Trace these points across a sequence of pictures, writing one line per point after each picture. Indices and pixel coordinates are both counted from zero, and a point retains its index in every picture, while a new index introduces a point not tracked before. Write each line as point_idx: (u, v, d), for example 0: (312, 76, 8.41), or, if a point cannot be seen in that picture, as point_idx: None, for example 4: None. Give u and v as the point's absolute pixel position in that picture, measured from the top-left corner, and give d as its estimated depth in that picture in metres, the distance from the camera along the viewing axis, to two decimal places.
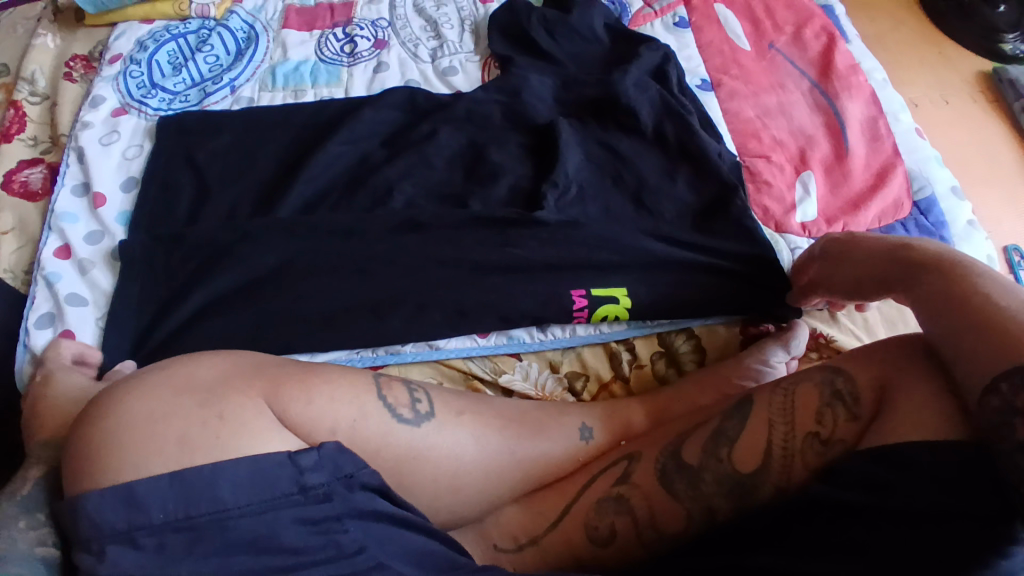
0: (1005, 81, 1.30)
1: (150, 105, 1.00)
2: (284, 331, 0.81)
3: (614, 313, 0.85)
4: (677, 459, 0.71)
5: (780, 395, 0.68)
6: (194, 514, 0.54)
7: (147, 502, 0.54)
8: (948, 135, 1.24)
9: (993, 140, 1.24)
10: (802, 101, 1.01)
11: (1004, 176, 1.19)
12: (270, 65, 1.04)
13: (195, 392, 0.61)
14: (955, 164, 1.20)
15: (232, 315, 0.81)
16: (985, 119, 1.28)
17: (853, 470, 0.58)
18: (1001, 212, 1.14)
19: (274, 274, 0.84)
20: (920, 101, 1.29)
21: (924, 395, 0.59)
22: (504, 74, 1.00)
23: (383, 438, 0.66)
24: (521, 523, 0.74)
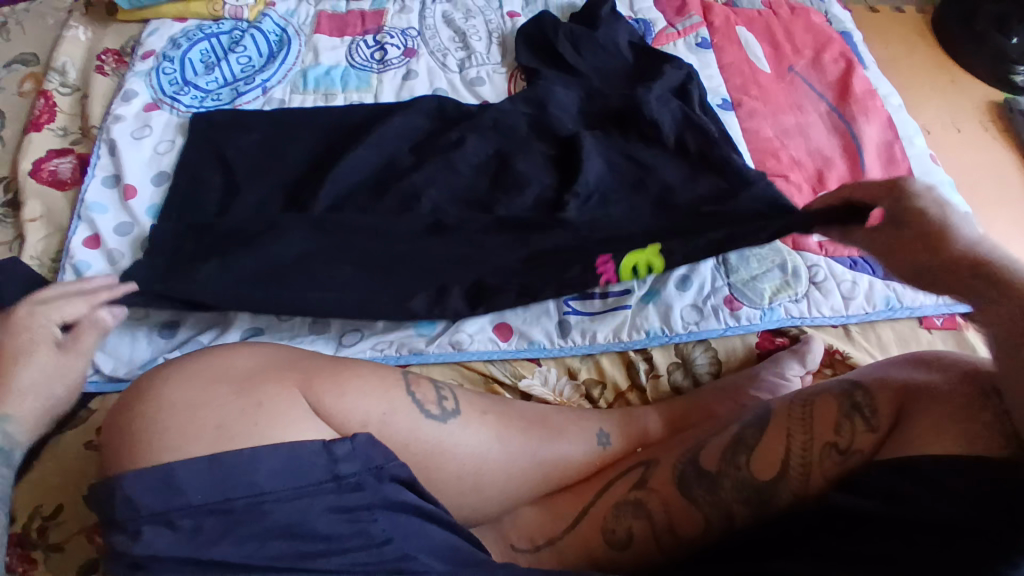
0: (1016, 111, 1.34)
1: (182, 101, 1.02)
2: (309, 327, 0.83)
3: (642, 261, 0.87)
4: (696, 466, 0.72)
5: (799, 407, 0.70)
6: (231, 497, 0.56)
7: (185, 485, 0.55)
8: (959, 161, 1.28)
9: (1003, 167, 1.27)
10: (820, 123, 1.04)
11: (1014, 202, 1.22)
12: (301, 69, 1.06)
13: (231, 381, 0.62)
14: (965, 188, 1.23)
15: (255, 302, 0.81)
16: (996, 147, 1.31)
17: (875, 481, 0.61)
18: (1011, 238, 1.17)
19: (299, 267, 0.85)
20: (932, 127, 1.32)
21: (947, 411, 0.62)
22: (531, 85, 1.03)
23: (412, 433, 0.67)
24: (538, 524, 0.75)
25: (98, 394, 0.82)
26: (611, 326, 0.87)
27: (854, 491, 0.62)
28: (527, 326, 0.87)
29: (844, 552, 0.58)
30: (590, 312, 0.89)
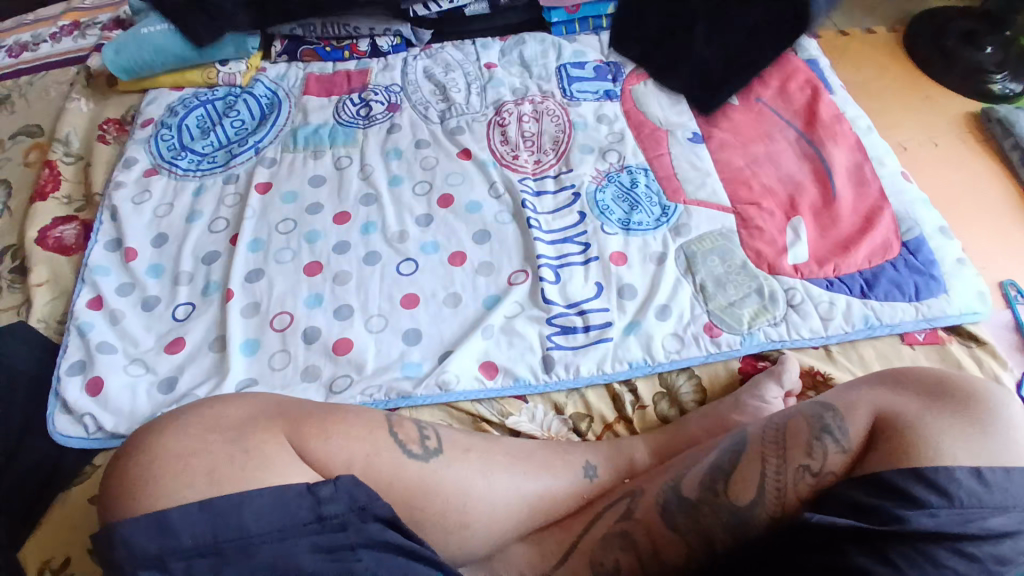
0: (993, 120, 1.36)
1: (180, 165, 1.08)
2: None
3: None
4: (678, 493, 0.73)
5: (773, 429, 0.71)
6: (220, 538, 0.58)
7: (178, 528, 0.58)
8: (938, 175, 1.30)
9: (983, 178, 1.29)
10: (790, 150, 1.07)
11: (996, 212, 1.24)
12: (291, 128, 1.12)
13: (223, 429, 0.66)
14: (946, 202, 1.25)
15: None
16: (974, 158, 1.33)
17: (848, 498, 0.63)
18: (995, 248, 1.18)
19: None
20: (907, 145, 1.35)
21: (926, 424, 0.64)
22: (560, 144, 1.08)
23: (395, 471, 0.70)
24: (529, 560, 0.77)
25: (102, 449, 0.85)
26: (594, 357, 0.90)
27: (827, 510, 0.64)
28: (512, 363, 0.89)
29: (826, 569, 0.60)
30: (573, 346, 0.91)
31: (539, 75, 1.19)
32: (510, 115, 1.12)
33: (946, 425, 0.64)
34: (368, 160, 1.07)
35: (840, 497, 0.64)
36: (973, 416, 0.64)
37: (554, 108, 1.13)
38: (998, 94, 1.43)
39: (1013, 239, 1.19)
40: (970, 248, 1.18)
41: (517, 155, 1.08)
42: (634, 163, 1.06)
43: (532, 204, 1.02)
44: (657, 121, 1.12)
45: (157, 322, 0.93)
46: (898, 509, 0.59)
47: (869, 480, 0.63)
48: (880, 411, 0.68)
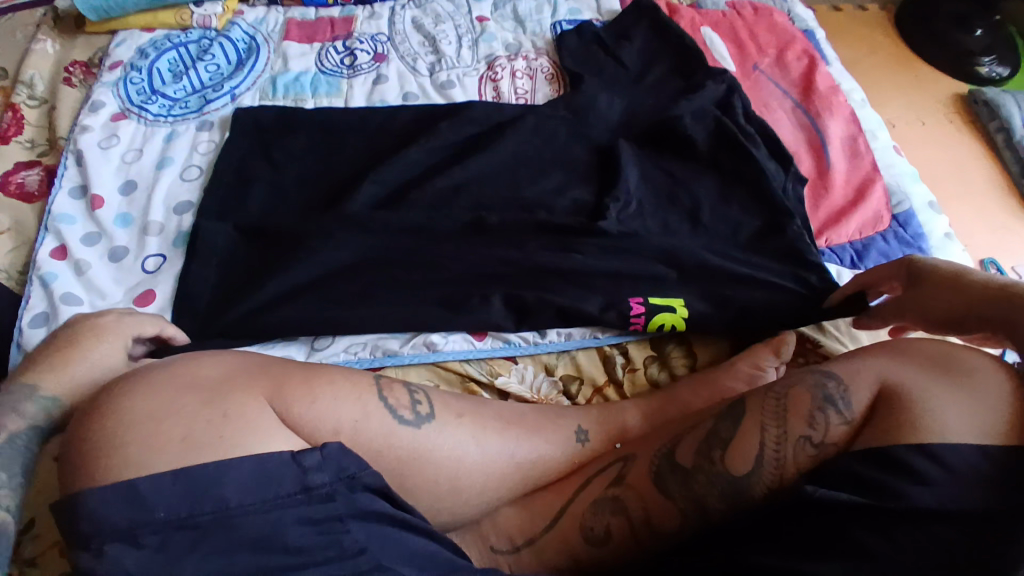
0: (980, 102, 1.37)
1: (150, 110, 1.01)
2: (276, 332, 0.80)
3: None
4: (672, 461, 0.73)
5: (773, 398, 0.71)
6: (196, 512, 0.56)
7: (152, 501, 0.56)
8: (926, 154, 1.30)
9: (969, 158, 1.30)
10: (787, 119, 1.05)
11: (980, 193, 1.25)
12: (270, 75, 1.06)
13: (199, 391, 0.64)
14: (932, 180, 1.26)
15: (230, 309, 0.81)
16: (960, 139, 1.33)
17: (851, 470, 0.64)
18: (976, 229, 1.20)
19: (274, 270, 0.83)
20: (896, 122, 1.35)
21: (934, 394, 0.65)
22: (573, 93, 1.02)
23: (386, 438, 0.68)
24: (518, 524, 0.75)
25: None
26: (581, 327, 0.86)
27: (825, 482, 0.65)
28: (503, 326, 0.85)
29: (822, 543, 0.61)
30: None
31: (532, 33, 1.14)
32: (503, 70, 1.08)
33: (947, 398, 0.64)
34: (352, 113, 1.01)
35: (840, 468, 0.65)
36: (972, 386, 0.65)
37: (548, 67, 1.09)
38: (985, 76, 1.44)
39: (994, 220, 1.21)
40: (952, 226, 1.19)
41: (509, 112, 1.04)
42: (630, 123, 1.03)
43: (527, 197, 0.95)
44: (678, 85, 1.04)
45: (126, 273, 0.86)
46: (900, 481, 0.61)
47: (870, 453, 0.64)
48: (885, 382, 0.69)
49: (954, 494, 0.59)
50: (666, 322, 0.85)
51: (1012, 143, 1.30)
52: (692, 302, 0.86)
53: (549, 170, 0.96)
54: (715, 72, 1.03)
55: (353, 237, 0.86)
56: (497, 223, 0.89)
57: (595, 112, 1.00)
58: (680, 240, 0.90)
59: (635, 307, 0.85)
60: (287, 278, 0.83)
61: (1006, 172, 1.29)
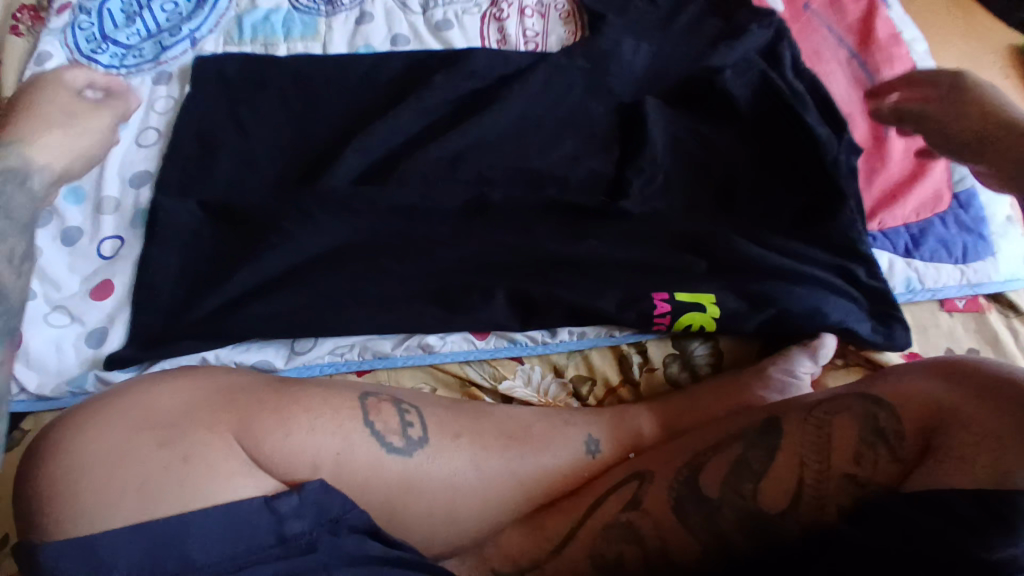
0: None
1: (100, 62, 0.85)
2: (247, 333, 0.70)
3: None
4: (695, 488, 0.66)
5: (813, 427, 0.64)
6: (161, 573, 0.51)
7: (109, 563, 0.50)
8: None
9: None
10: (841, 73, 0.90)
11: None
12: (235, 13, 0.90)
13: (158, 426, 0.57)
14: None
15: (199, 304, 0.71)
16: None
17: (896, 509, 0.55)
18: None
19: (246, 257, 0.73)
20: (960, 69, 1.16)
21: (994, 423, 0.56)
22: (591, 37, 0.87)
23: (372, 471, 0.62)
24: (521, 547, 0.69)
25: (27, 414, 0.70)
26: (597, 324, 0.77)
27: (864, 525, 0.56)
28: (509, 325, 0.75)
29: None
30: None
31: None
32: (509, 7, 0.91)
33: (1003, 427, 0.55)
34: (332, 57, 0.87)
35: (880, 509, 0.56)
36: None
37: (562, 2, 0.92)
38: None
39: None
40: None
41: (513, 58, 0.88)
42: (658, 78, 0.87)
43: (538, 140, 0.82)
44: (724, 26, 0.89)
45: (82, 259, 0.76)
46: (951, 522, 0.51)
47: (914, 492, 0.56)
48: (943, 412, 0.60)
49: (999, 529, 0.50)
50: (693, 322, 0.74)
51: None
52: (727, 300, 0.74)
53: (561, 135, 0.83)
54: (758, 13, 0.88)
55: (336, 219, 0.75)
56: (499, 203, 0.77)
57: (615, 62, 0.86)
58: (711, 221, 0.79)
59: (659, 305, 0.74)
60: (259, 266, 0.72)
61: None
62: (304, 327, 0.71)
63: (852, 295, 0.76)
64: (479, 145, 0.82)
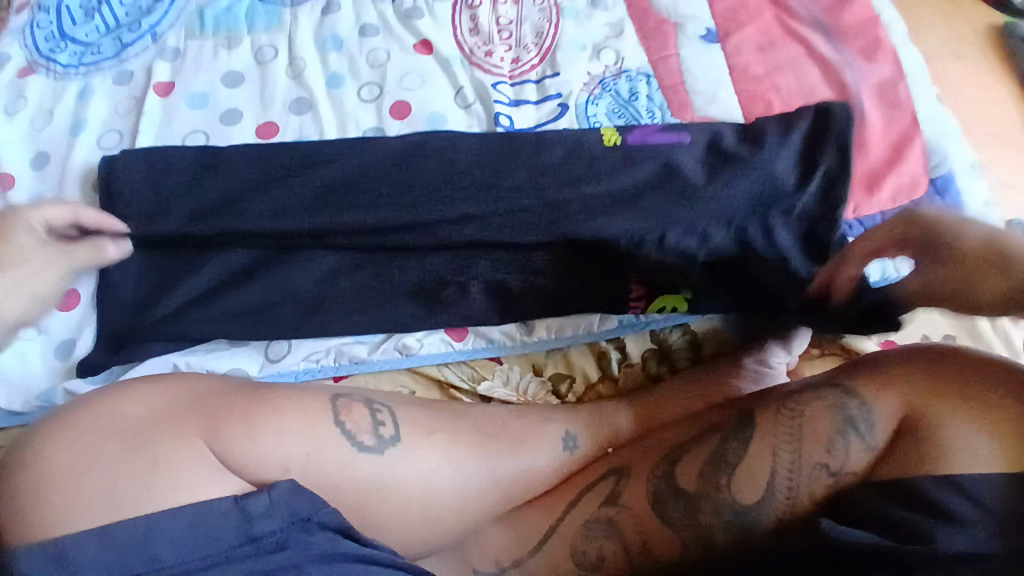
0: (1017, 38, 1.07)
1: (59, 61, 0.80)
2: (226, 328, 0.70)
3: None
4: (671, 484, 0.66)
5: (787, 417, 0.64)
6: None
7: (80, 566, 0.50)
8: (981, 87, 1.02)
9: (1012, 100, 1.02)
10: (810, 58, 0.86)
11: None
12: (197, 6, 0.83)
13: (123, 434, 0.56)
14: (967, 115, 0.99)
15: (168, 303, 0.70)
16: (1000, 76, 1.04)
17: (878, 510, 0.57)
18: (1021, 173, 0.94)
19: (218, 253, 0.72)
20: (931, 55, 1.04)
21: (949, 422, 0.58)
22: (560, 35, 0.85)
23: (343, 471, 0.61)
24: (504, 544, 0.69)
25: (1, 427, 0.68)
26: (578, 318, 0.77)
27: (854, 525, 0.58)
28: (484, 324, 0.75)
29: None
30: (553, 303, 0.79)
31: None
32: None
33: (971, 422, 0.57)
34: (302, 77, 0.80)
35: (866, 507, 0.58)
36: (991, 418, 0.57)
37: None
38: None
39: None
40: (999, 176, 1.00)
41: (492, 52, 0.83)
42: (633, 67, 0.84)
43: (508, 118, 0.80)
44: (664, 11, 0.87)
45: None
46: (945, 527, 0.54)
47: (893, 488, 0.58)
48: (904, 393, 0.61)
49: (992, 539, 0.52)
50: (667, 304, 0.78)
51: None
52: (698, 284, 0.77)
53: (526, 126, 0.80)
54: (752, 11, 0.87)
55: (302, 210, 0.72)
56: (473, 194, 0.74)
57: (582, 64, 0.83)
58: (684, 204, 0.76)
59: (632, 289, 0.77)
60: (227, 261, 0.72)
61: None
62: (276, 323, 0.71)
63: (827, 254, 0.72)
64: (436, 137, 0.77)
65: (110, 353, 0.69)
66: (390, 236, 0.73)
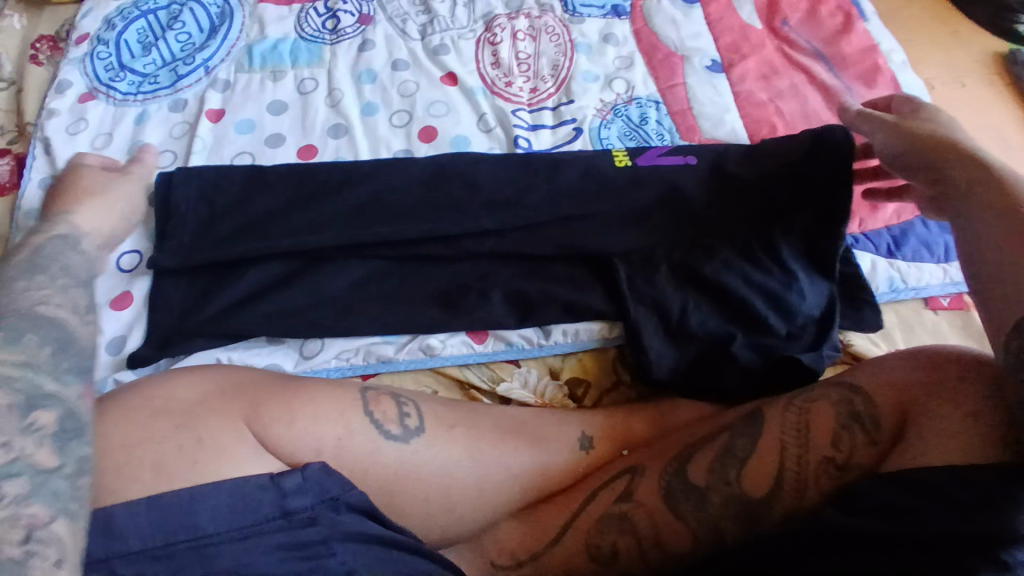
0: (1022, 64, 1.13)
1: (118, 89, 0.90)
2: (263, 328, 0.75)
3: None
4: (683, 478, 0.68)
5: (794, 413, 0.67)
6: (172, 541, 0.54)
7: (126, 531, 0.53)
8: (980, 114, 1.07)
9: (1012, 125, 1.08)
10: (812, 85, 0.91)
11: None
12: (245, 44, 0.93)
13: (171, 415, 0.61)
14: None
15: (212, 304, 0.76)
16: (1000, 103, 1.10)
17: (871, 492, 0.57)
18: None
19: (259, 260, 0.78)
20: (935, 84, 1.09)
21: (951, 416, 0.59)
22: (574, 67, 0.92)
23: (370, 457, 0.65)
24: (519, 539, 0.70)
25: None
26: (592, 322, 0.81)
27: (849, 509, 0.56)
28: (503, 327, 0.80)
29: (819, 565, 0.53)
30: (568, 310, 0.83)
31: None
32: (502, 31, 0.94)
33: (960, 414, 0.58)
34: (339, 105, 0.88)
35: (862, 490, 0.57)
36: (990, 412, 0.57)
37: (553, 25, 0.95)
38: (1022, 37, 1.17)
39: None
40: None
41: (512, 83, 0.91)
42: (644, 95, 0.90)
43: (527, 141, 0.87)
44: (671, 45, 0.94)
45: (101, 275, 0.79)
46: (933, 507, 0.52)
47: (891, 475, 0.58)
48: (909, 393, 0.64)
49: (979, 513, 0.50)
50: None
51: None
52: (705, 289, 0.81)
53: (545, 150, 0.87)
54: (756, 45, 0.94)
55: (338, 222, 0.79)
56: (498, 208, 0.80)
57: (597, 94, 0.90)
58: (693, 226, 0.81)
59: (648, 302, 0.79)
60: (269, 270, 0.78)
61: None
62: (309, 325, 0.76)
63: (827, 278, 0.78)
64: (462, 157, 0.83)
65: (157, 348, 0.75)
66: (416, 245, 0.79)
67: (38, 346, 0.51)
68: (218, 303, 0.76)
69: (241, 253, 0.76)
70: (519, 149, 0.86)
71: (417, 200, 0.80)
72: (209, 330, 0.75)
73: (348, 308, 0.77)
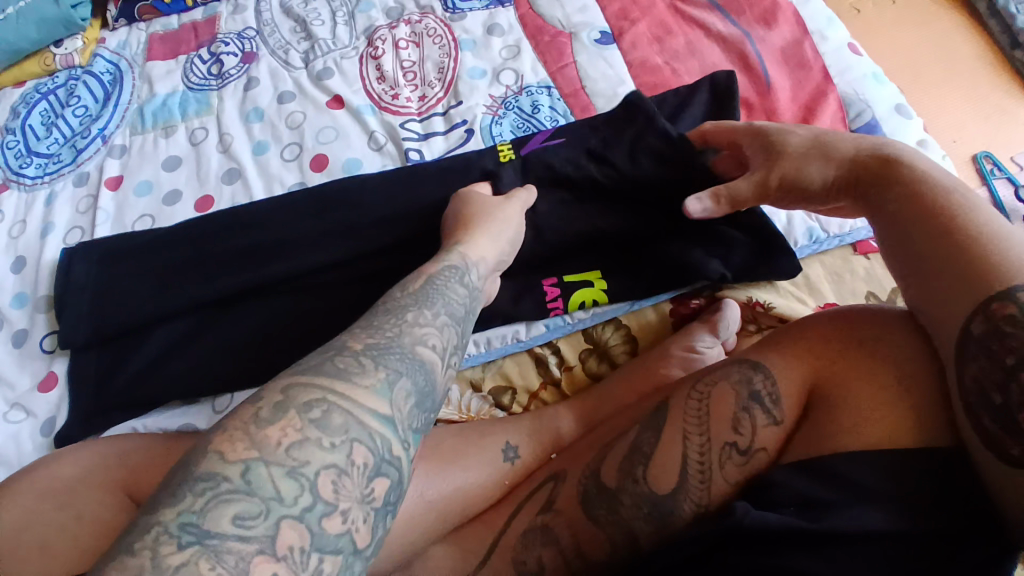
0: None
1: (27, 175, 0.91)
2: (178, 388, 0.76)
3: None
4: (597, 482, 0.64)
5: (695, 400, 0.62)
6: None
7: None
8: (900, 40, 1.07)
9: (944, 39, 1.07)
10: (710, 37, 0.88)
11: (967, 74, 1.04)
12: (138, 106, 0.94)
13: (56, 496, 0.61)
14: (896, 72, 1.04)
15: (126, 370, 0.77)
16: (932, 19, 1.10)
17: (789, 484, 0.53)
18: (958, 114, 1.00)
19: (165, 321, 0.78)
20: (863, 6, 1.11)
21: (857, 388, 0.55)
22: (461, 65, 0.89)
23: None
24: (448, 563, 0.66)
25: None
26: (504, 328, 0.79)
27: (767, 504, 0.53)
28: None
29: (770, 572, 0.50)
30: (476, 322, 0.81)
31: None
32: (383, 43, 0.92)
33: (870, 389, 0.54)
34: (230, 150, 0.88)
35: (777, 480, 0.54)
36: (910, 391, 0.53)
37: (434, 26, 0.92)
38: None
39: (982, 103, 1.01)
40: (930, 121, 0.99)
41: (398, 94, 0.88)
42: (534, 82, 0.87)
43: (418, 152, 0.84)
44: (558, 24, 0.90)
45: (28, 359, 0.81)
46: (859, 506, 0.50)
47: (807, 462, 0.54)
48: (813, 360, 0.59)
49: (911, 511, 0.49)
50: (588, 298, 0.79)
51: (997, 8, 1.08)
52: (613, 275, 0.79)
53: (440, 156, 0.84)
54: (647, 9, 0.90)
55: (233, 266, 0.78)
56: (389, 225, 0.78)
57: (487, 88, 0.87)
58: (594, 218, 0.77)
59: (550, 291, 0.79)
60: (172, 330, 0.78)
61: (994, 43, 1.07)
62: (222, 376, 0.76)
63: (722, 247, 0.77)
64: (351, 181, 0.81)
65: (84, 426, 0.76)
66: (316, 279, 0.78)
67: (405, 397, 0.47)
68: (132, 369, 0.77)
69: (145, 317, 0.77)
70: (409, 161, 0.83)
71: (311, 232, 0.79)
72: (126, 398, 0.76)
73: (258, 353, 0.77)
